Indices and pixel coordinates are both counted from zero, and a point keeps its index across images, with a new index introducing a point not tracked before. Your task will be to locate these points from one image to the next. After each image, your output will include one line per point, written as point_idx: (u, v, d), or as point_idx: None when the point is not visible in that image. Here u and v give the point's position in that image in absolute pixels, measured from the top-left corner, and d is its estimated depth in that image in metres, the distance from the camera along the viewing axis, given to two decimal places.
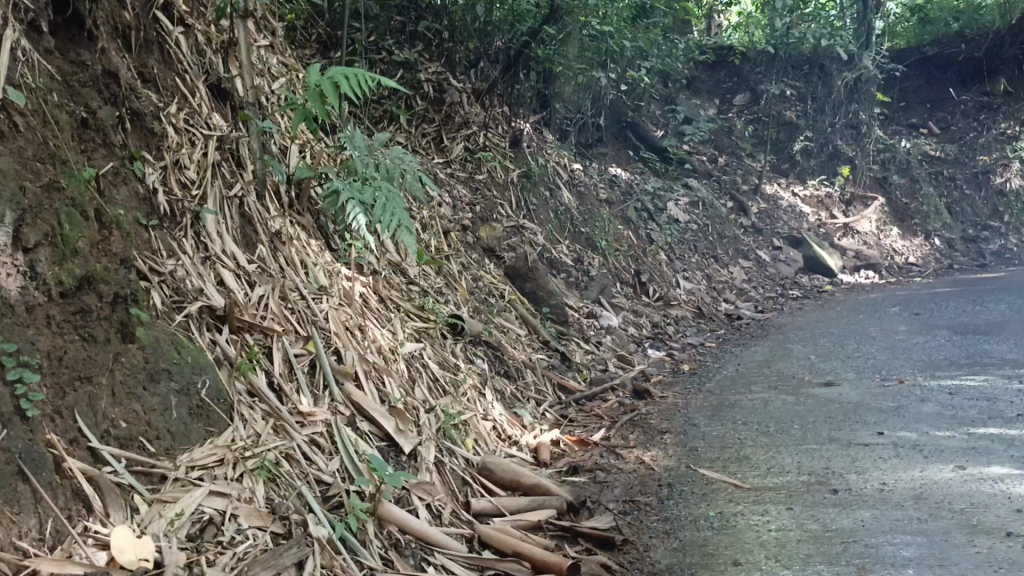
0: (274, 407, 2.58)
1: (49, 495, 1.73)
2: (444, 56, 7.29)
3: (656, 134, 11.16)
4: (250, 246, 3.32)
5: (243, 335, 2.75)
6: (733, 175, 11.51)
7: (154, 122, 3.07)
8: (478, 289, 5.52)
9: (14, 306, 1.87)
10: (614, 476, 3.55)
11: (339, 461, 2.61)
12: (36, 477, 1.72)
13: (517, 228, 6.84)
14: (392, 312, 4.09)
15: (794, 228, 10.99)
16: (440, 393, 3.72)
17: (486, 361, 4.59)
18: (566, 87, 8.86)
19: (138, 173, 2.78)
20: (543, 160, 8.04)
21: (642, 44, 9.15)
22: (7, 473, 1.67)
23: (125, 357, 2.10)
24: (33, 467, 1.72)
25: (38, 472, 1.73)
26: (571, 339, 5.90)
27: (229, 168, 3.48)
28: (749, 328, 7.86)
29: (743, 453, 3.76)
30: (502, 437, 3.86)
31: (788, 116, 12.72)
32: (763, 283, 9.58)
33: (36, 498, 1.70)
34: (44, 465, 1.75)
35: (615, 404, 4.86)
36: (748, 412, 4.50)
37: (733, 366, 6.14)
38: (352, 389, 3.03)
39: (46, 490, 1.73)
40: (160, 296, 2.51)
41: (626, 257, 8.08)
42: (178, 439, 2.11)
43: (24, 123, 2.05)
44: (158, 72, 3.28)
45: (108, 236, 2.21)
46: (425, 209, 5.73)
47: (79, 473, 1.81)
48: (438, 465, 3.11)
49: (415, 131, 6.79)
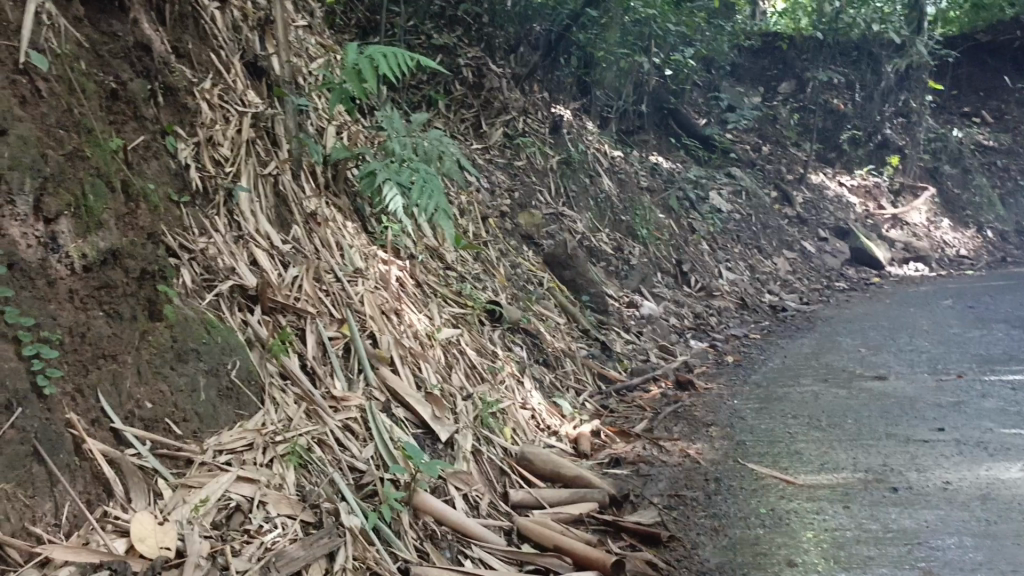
0: (307, 390, 2.48)
1: (68, 478, 1.64)
2: (483, 41, 7.16)
3: (699, 122, 10.84)
4: (285, 227, 3.23)
5: (276, 317, 2.66)
6: (778, 164, 11.22)
7: (188, 97, 2.99)
8: (517, 276, 5.40)
9: (34, 278, 1.77)
10: (658, 469, 3.41)
11: (373, 448, 2.51)
12: (52, 458, 1.63)
13: (557, 215, 6.70)
14: (429, 297, 3.99)
15: (840, 219, 10.69)
16: (478, 380, 3.61)
17: (524, 348, 4.46)
18: (608, 72, 8.68)
19: (170, 148, 2.69)
20: (583, 147, 7.85)
21: (686, 29, 8.93)
22: (21, 455, 1.58)
23: (152, 335, 2.01)
24: (51, 449, 1.64)
25: (55, 453, 1.64)
26: (611, 328, 5.75)
27: (264, 147, 3.40)
28: (794, 320, 7.62)
29: (795, 447, 3.60)
30: (540, 426, 3.74)
31: (835, 104, 12.35)
32: (809, 274, 9.31)
33: (51, 482, 1.61)
34: (63, 447, 1.66)
35: (657, 395, 4.71)
36: (798, 405, 4.32)
37: (779, 358, 5.94)
38: (388, 374, 2.93)
39: (63, 473, 1.64)
40: (190, 273, 2.42)
41: (667, 246, 7.90)
42: (206, 422, 2.02)
43: (47, 89, 1.96)
44: (192, 48, 3.20)
45: (135, 209, 2.12)
46: (463, 194, 5.62)
47: (100, 455, 1.71)
48: (476, 454, 3.00)
49: (454, 117, 6.65)
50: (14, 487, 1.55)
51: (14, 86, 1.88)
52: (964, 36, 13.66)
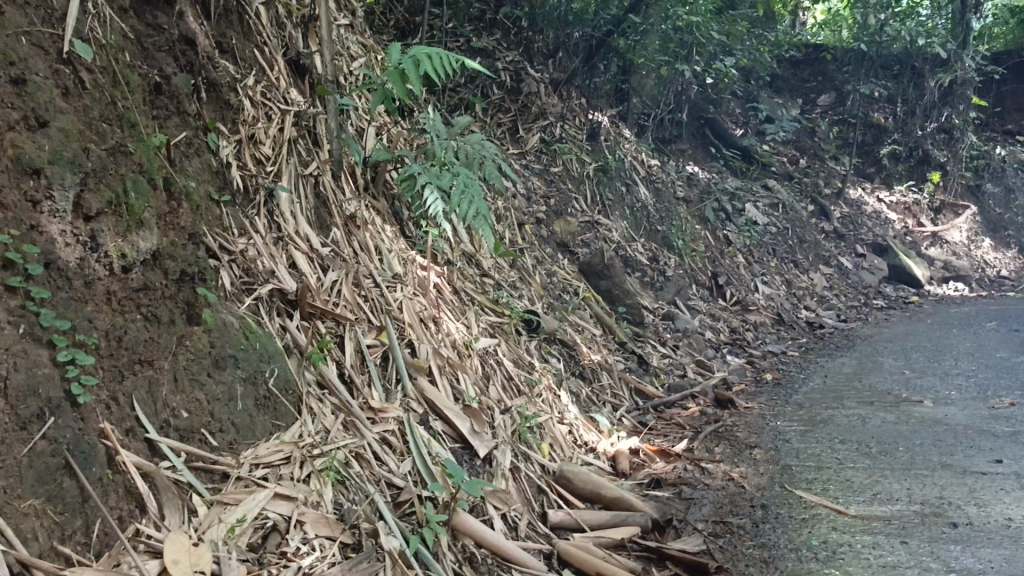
0: (345, 400, 2.39)
1: (101, 494, 1.55)
2: (522, 45, 7.09)
3: (736, 133, 10.65)
4: (324, 229, 3.15)
5: (315, 323, 2.57)
6: (815, 178, 10.99)
7: (230, 93, 2.93)
8: (553, 285, 5.29)
9: (71, 279, 1.67)
10: (701, 492, 3.28)
11: (411, 463, 2.41)
12: (84, 472, 1.54)
13: (592, 224, 6.58)
14: (466, 304, 3.89)
15: (879, 235, 10.45)
16: (516, 393, 3.50)
17: (561, 360, 4.35)
18: (647, 79, 8.52)
19: (212, 146, 2.63)
20: (621, 154, 7.71)
21: (728, 38, 8.73)
22: (52, 468, 1.49)
23: (189, 340, 1.93)
24: (83, 463, 1.54)
25: (87, 467, 1.55)
26: (646, 341, 5.61)
27: (305, 146, 3.33)
28: (833, 338, 7.42)
29: (844, 476, 3.46)
30: (577, 442, 3.62)
31: (875, 118, 12.15)
32: (846, 291, 9.08)
33: (83, 497, 1.52)
34: (95, 460, 1.57)
35: (697, 413, 4.56)
36: (845, 429, 4.17)
37: (821, 378, 5.77)
38: (426, 385, 2.83)
39: (95, 488, 1.55)
40: (229, 276, 2.33)
41: (703, 258, 7.75)
42: (242, 433, 1.93)
43: (91, 80, 1.86)
44: (236, 43, 3.13)
45: (177, 208, 2.03)
46: (500, 200, 5.52)
47: (134, 468, 1.62)
48: (515, 472, 2.88)
49: (491, 121, 6.58)
50: (44, 503, 1.45)
51: (57, 75, 1.78)
52: (1009, 53, 13.22)
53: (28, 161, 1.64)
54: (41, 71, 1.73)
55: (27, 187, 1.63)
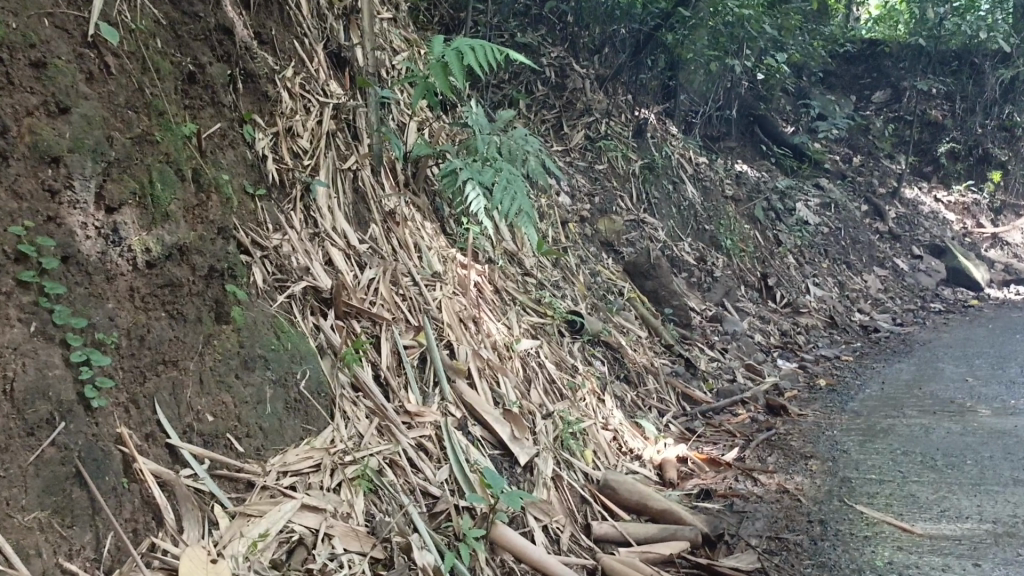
0: (380, 404, 2.29)
1: (114, 505, 1.46)
2: (568, 41, 7.03)
3: (787, 130, 10.35)
4: (362, 226, 3.06)
5: (351, 322, 2.47)
6: (869, 177, 10.64)
7: (268, 85, 2.86)
8: (597, 285, 5.14)
9: (91, 274, 1.58)
10: (753, 505, 3.11)
11: (448, 471, 2.31)
12: (96, 482, 1.45)
13: (637, 222, 6.41)
14: (508, 304, 3.77)
15: (936, 236, 10.08)
16: (558, 397, 3.37)
17: (605, 363, 4.20)
18: (695, 75, 8.30)
19: (247, 138, 2.56)
20: (668, 151, 7.51)
21: (779, 32, 8.49)
22: (61, 478, 1.40)
23: (217, 340, 1.84)
24: (95, 472, 1.45)
25: (99, 476, 1.45)
26: (694, 344, 5.43)
27: (344, 140, 3.24)
28: (889, 342, 7.13)
29: (908, 491, 3.27)
30: (622, 449, 3.48)
31: (933, 115, 11.62)
32: (902, 293, 8.73)
33: (93, 509, 1.42)
34: (109, 468, 1.48)
35: (747, 420, 4.38)
36: (906, 440, 3.95)
37: (878, 385, 5.52)
38: (464, 388, 2.72)
39: (107, 499, 1.45)
40: (262, 272, 2.24)
41: (752, 258, 7.53)
42: (270, 438, 1.84)
43: (117, 64, 1.77)
44: (276, 34, 3.06)
45: (206, 200, 1.94)
46: (543, 197, 5.40)
47: (151, 477, 1.53)
48: (557, 481, 2.76)
49: (535, 117, 6.45)
50: (50, 515, 1.36)
51: (82, 59, 1.69)
52: None
53: (45, 149, 1.55)
54: (63, 54, 1.64)
55: (45, 175, 1.54)
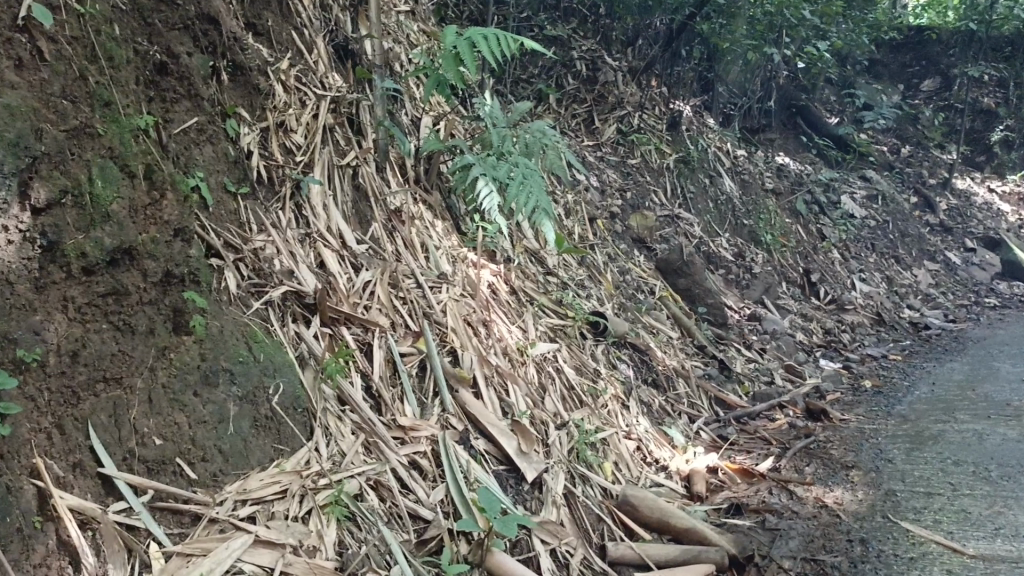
0: (368, 418, 2.09)
1: (20, 550, 1.30)
2: (599, 33, 6.79)
3: (831, 121, 9.94)
4: (363, 225, 2.88)
5: (339, 330, 2.28)
6: (918, 167, 10.18)
7: (260, 77, 2.68)
8: (626, 283, 4.91)
9: (13, 285, 1.44)
10: (788, 521, 2.84)
11: (443, 490, 2.11)
12: None
13: (671, 218, 6.15)
14: (525, 306, 3.55)
15: (990, 228, 9.59)
16: (576, 404, 3.15)
17: (631, 366, 3.96)
18: (733, 66, 7.98)
19: (230, 133, 2.38)
20: (703, 144, 7.21)
21: (821, 19, 8.11)
22: None
23: (173, 353, 1.69)
24: None
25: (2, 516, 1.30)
26: (730, 345, 5.15)
27: (345, 135, 3.05)
28: (940, 340, 6.74)
29: (961, 505, 2.99)
30: (647, 460, 3.24)
31: (985, 103, 11.15)
32: (954, 288, 8.30)
33: None
34: (15, 506, 1.32)
35: (785, 425, 4.09)
36: (957, 448, 3.64)
37: (928, 387, 5.17)
38: (468, 398, 2.51)
39: (10, 542, 1.29)
40: (235, 277, 2.07)
41: (794, 254, 7.21)
42: (232, 461, 1.67)
43: (52, 50, 1.61)
44: (272, 24, 2.88)
45: (161, 198, 1.77)
46: (570, 193, 5.19)
47: (69, 514, 1.37)
48: (569, 498, 2.54)
49: (565, 112, 6.21)
50: None
51: (10, 45, 1.54)
52: None
53: None
54: None
55: None
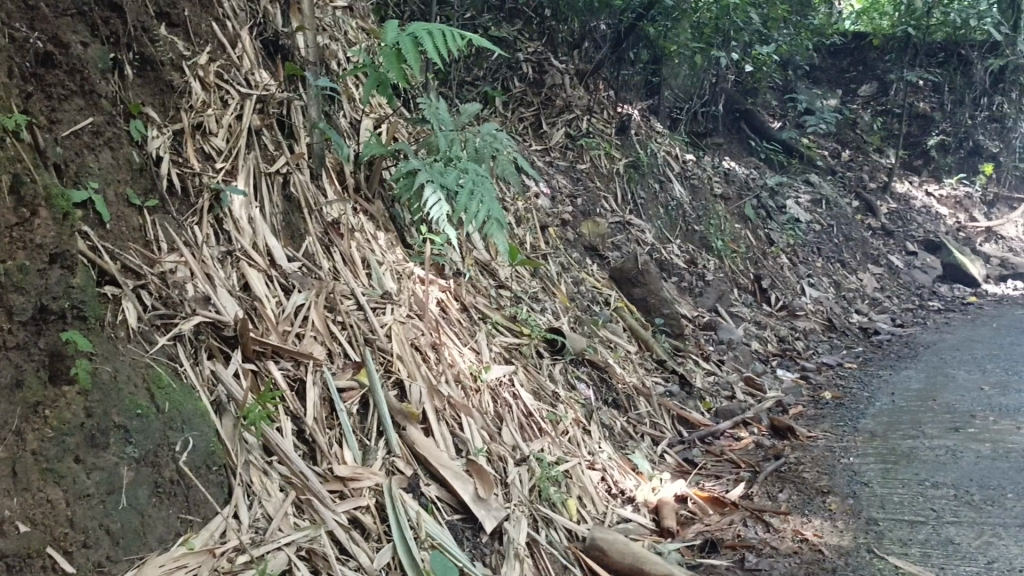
0: (301, 470, 1.80)
1: None
2: (546, 35, 6.53)
3: (774, 125, 9.89)
4: (295, 241, 2.55)
5: (266, 365, 1.97)
6: (859, 172, 10.18)
7: (173, 72, 2.33)
8: (580, 295, 4.65)
9: None
10: (768, 560, 2.63)
11: (390, 552, 1.82)
12: None
13: (623, 224, 5.93)
14: (476, 324, 3.25)
15: (930, 231, 9.60)
16: (535, 434, 2.87)
17: (590, 386, 3.70)
18: (679, 70, 7.78)
19: (135, 136, 2.04)
20: (653, 149, 7.01)
21: (765, 23, 7.96)
22: None
23: (50, 410, 1.48)
24: None
25: None
26: (688, 357, 4.92)
27: (274, 139, 2.70)
28: (892, 346, 6.65)
29: (948, 536, 2.80)
30: (612, 491, 2.98)
31: (920, 108, 11.12)
32: (899, 292, 8.25)
33: None
34: None
35: (752, 445, 3.89)
36: (933, 468, 3.47)
37: (887, 397, 5.03)
38: (418, 437, 2.20)
39: None
40: (135, 309, 1.74)
41: (745, 260, 7.06)
42: (122, 544, 1.46)
43: None
44: (190, 12, 2.51)
45: (32, 217, 1.56)
46: (519, 200, 4.91)
47: None
48: (532, 547, 2.26)
49: (512, 116, 5.96)
50: None
51: None
52: None
53: None
54: None
55: None
